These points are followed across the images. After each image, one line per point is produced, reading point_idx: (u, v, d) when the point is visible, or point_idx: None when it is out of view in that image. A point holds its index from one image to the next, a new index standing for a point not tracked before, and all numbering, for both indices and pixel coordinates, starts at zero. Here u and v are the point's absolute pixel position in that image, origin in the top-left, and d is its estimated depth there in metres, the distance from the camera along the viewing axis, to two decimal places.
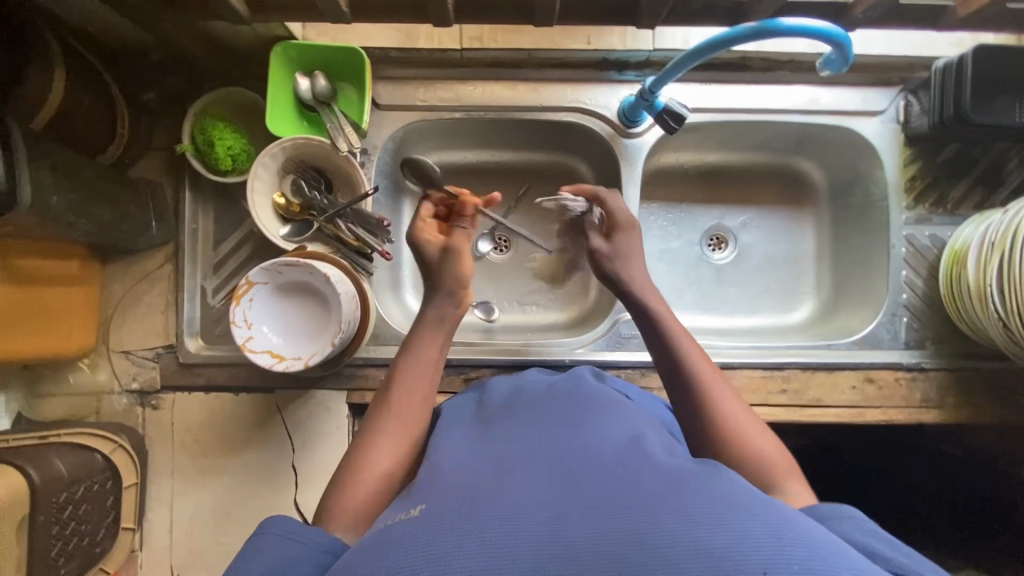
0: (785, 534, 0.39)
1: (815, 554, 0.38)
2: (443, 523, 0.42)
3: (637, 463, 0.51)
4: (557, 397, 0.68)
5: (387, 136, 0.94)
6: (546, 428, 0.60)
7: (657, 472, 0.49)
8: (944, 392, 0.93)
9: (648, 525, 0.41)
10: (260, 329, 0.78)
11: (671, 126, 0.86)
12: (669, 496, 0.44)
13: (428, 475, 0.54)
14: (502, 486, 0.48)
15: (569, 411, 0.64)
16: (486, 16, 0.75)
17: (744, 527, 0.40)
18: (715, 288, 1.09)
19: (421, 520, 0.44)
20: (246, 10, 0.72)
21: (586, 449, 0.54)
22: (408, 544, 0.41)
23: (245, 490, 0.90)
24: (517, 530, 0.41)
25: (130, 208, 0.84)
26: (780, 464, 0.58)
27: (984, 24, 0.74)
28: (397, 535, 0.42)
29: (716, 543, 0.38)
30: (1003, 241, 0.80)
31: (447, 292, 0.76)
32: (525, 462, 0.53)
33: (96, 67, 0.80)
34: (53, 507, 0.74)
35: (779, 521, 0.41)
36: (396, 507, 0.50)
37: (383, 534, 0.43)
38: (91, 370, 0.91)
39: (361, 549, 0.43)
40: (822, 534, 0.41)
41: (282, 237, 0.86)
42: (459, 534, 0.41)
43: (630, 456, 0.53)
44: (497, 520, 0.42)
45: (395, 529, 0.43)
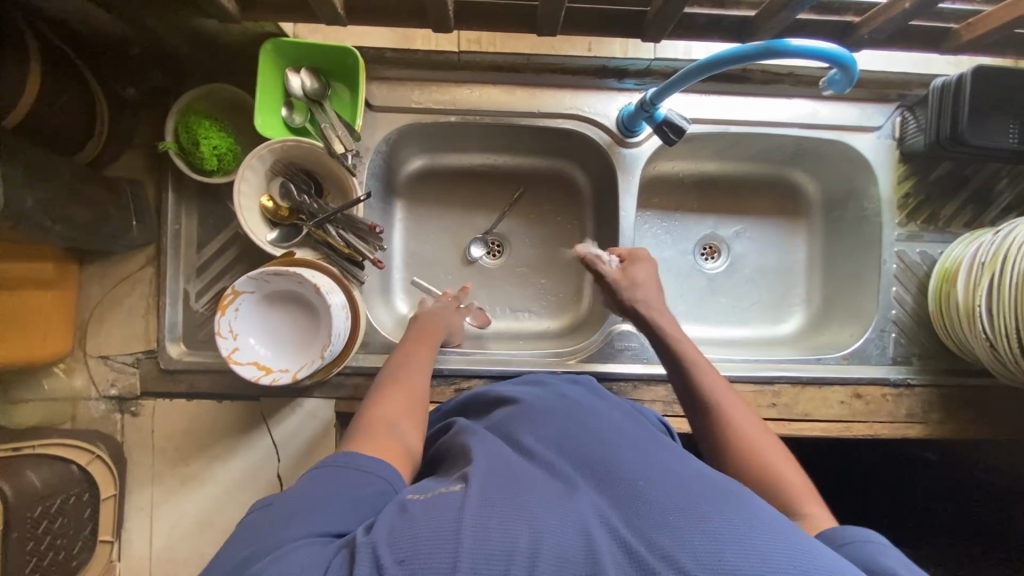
0: (810, 561, 0.38)
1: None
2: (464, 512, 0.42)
3: (655, 468, 0.50)
4: (569, 399, 0.66)
5: (381, 138, 0.91)
6: (580, 421, 0.60)
7: (675, 477, 0.48)
8: (929, 408, 0.95)
9: (671, 538, 0.40)
10: (247, 340, 0.76)
11: (670, 138, 0.85)
12: (692, 503, 0.44)
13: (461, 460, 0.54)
14: (523, 484, 0.47)
15: (584, 412, 0.62)
16: (486, 23, 0.73)
17: (769, 549, 0.39)
18: (707, 298, 1.09)
19: (455, 498, 0.44)
20: (236, 8, 0.69)
21: (619, 446, 0.54)
22: (438, 521, 0.41)
23: (229, 500, 0.88)
24: (540, 533, 0.40)
25: (109, 209, 0.80)
26: (802, 488, 0.59)
27: (986, 49, 0.74)
28: (430, 510, 0.43)
29: (741, 560, 0.38)
30: (993, 263, 0.81)
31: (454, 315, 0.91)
32: (544, 461, 0.52)
33: (74, 61, 0.76)
34: (27, 522, 0.73)
35: (798, 542, 0.40)
36: (427, 484, 0.50)
37: (416, 507, 0.44)
38: (67, 375, 0.88)
39: (391, 518, 0.43)
40: (845, 566, 0.39)
41: (270, 241, 0.83)
42: (491, 514, 0.41)
43: (647, 460, 0.52)
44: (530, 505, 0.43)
45: (427, 505, 0.44)
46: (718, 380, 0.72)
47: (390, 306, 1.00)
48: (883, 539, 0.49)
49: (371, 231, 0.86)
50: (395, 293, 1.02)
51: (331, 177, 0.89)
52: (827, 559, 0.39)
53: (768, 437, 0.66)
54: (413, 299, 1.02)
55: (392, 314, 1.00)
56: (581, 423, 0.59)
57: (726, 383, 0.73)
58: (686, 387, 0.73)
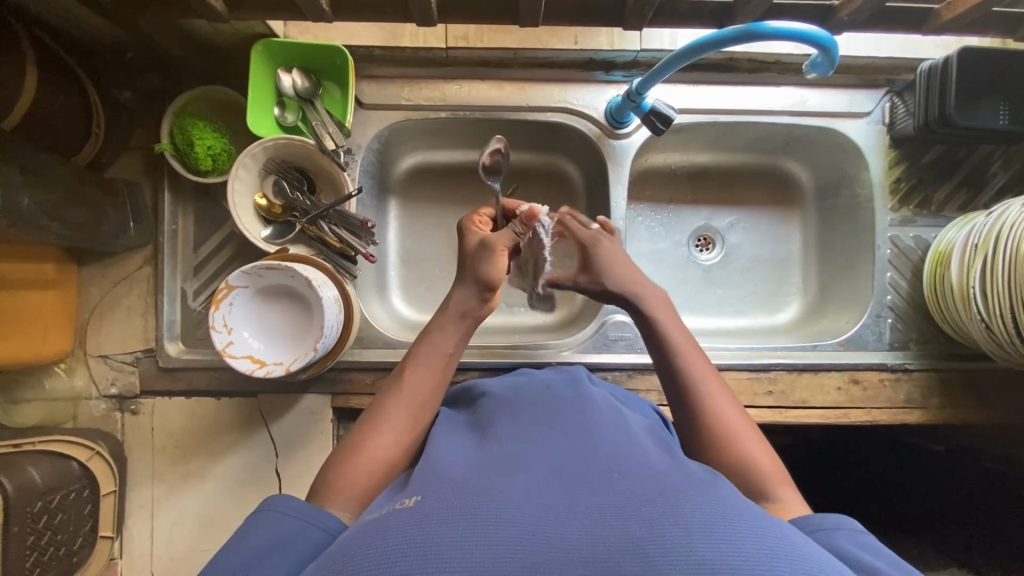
0: (780, 550, 0.38)
1: (808, 569, 0.37)
2: (438, 517, 0.41)
3: (634, 466, 0.50)
4: (551, 397, 0.66)
5: (372, 136, 0.92)
6: (544, 425, 0.59)
7: (652, 476, 0.48)
8: (928, 392, 0.94)
9: (646, 533, 0.40)
10: (241, 333, 0.76)
11: (658, 127, 0.86)
12: (667, 499, 0.44)
13: (423, 469, 0.52)
14: (499, 483, 0.46)
15: (566, 410, 0.62)
16: (470, 15, 0.74)
17: (740, 540, 0.39)
18: (702, 289, 1.09)
19: (416, 509, 0.43)
20: (224, 7, 0.71)
21: (580, 447, 0.53)
22: (400, 535, 0.40)
23: (228, 495, 0.89)
24: (516, 536, 0.40)
25: (107, 210, 0.82)
26: (775, 472, 0.57)
27: (968, 27, 0.74)
28: (401, 517, 0.42)
29: (713, 551, 0.38)
30: (986, 244, 0.81)
31: (469, 284, 0.74)
32: (523, 461, 0.51)
33: (70, 65, 0.78)
34: (28, 517, 0.74)
35: (770, 533, 0.40)
36: (389, 501, 0.49)
37: (374, 526, 0.42)
38: (68, 375, 0.89)
39: (368, 529, 0.42)
40: (814, 549, 0.40)
41: (263, 239, 0.85)
42: (455, 526, 0.40)
43: (627, 459, 0.52)
44: (492, 516, 0.41)
45: (389, 519, 0.42)
46: (696, 353, 0.68)
47: (385, 302, 1.01)
48: (854, 523, 0.49)
49: (363, 225, 0.87)
50: (390, 290, 1.02)
51: (323, 175, 0.90)
52: (795, 543, 0.40)
53: (740, 413, 0.63)
54: (408, 295, 1.03)
55: (387, 310, 1.00)
56: (544, 425, 0.59)
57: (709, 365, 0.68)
58: (664, 361, 0.68)
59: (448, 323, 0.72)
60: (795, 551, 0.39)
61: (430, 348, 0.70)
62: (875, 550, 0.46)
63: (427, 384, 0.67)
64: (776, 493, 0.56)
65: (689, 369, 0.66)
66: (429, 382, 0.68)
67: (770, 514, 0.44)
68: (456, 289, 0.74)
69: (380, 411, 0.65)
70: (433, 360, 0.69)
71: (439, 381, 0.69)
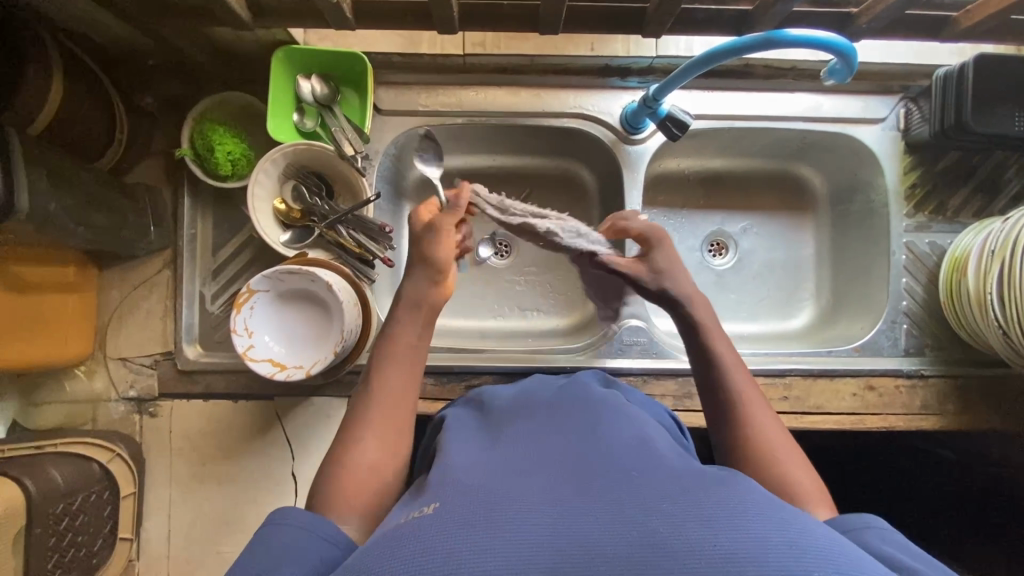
0: (803, 543, 0.38)
1: (831, 561, 0.37)
2: (458, 522, 0.41)
3: (650, 465, 0.50)
4: (565, 401, 0.66)
5: (389, 141, 0.93)
6: (554, 427, 0.59)
7: (668, 474, 0.48)
8: (944, 399, 0.94)
9: (666, 529, 0.40)
10: (261, 337, 0.77)
11: (674, 133, 0.86)
12: (685, 495, 0.43)
13: (440, 475, 0.53)
14: (517, 486, 0.47)
15: (580, 413, 0.62)
16: (490, 23, 0.75)
17: (761, 532, 0.39)
18: (715, 294, 1.09)
19: (434, 515, 0.43)
20: (248, 15, 0.72)
21: (595, 446, 0.53)
22: (419, 542, 0.40)
23: (245, 498, 0.89)
24: (534, 538, 0.40)
25: (128, 214, 0.83)
26: (812, 487, 0.56)
27: (987, 34, 0.75)
28: (423, 522, 0.42)
29: (735, 546, 0.37)
30: (1003, 250, 0.81)
31: (423, 272, 0.73)
32: (539, 463, 0.51)
33: (94, 72, 0.79)
34: (50, 519, 0.74)
35: (791, 525, 0.40)
36: (409, 507, 0.49)
37: (396, 532, 0.42)
38: (88, 377, 0.90)
39: (389, 535, 0.43)
40: (837, 541, 0.40)
41: (282, 243, 0.86)
42: (472, 532, 0.40)
43: (641, 458, 0.51)
44: (509, 519, 0.41)
45: (408, 526, 0.43)
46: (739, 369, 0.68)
47: None
48: (883, 522, 0.49)
49: (381, 231, 0.87)
50: None
51: (341, 180, 0.91)
52: (817, 535, 0.39)
53: (780, 430, 0.62)
54: None
55: None
56: (557, 428, 0.59)
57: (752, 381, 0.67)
58: (708, 376, 0.68)
59: (410, 318, 0.71)
60: (818, 544, 0.38)
61: (397, 347, 0.69)
62: (904, 546, 0.46)
63: (399, 382, 0.67)
64: (812, 507, 0.54)
65: (733, 384, 0.66)
66: (399, 381, 0.67)
67: (790, 505, 0.44)
68: (408, 280, 0.73)
69: (359, 416, 0.64)
70: (401, 355, 0.69)
71: (411, 380, 0.68)
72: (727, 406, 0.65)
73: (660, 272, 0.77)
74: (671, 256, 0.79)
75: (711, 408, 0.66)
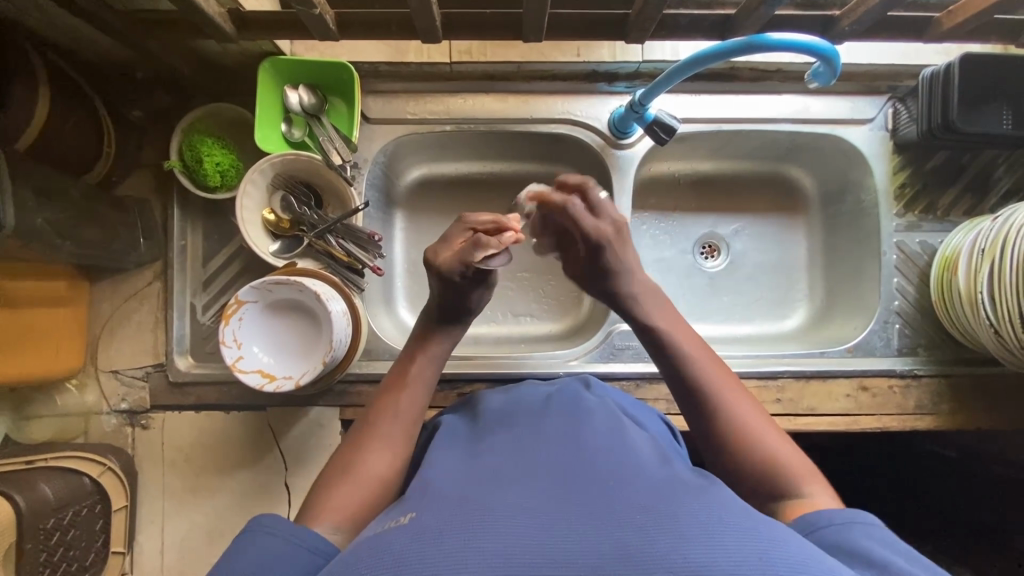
0: (773, 554, 0.37)
1: (799, 571, 0.36)
2: (429, 530, 0.41)
3: (629, 476, 0.49)
4: (551, 410, 0.66)
5: (378, 149, 0.93)
6: (535, 438, 0.59)
7: (645, 485, 0.48)
8: (938, 399, 0.93)
9: (637, 540, 0.39)
10: (251, 348, 0.77)
11: (661, 137, 0.87)
12: (660, 507, 0.43)
13: (420, 487, 0.52)
14: (493, 497, 0.46)
15: (564, 423, 0.62)
16: (475, 32, 0.75)
17: (729, 544, 0.38)
18: (707, 296, 1.09)
19: (409, 527, 0.43)
20: (232, 27, 0.72)
21: (577, 459, 0.53)
22: (392, 549, 0.39)
23: (238, 508, 0.89)
24: (504, 546, 0.39)
25: (117, 226, 0.83)
26: (803, 467, 0.57)
27: (970, 35, 0.75)
28: (393, 534, 0.42)
29: (705, 557, 0.37)
30: (993, 249, 0.81)
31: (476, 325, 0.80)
32: (519, 474, 0.51)
33: (81, 85, 0.79)
34: (40, 534, 0.74)
35: (764, 537, 0.39)
36: (388, 515, 0.49)
37: (370, 541, 0.42)
38: (80, 390, 0.90)
39: (361, 545, 0.42)
40: (807, 551, 0.39)
41: (271, 253, 0.86)
42: (447, 537, 0.40)
43: (621, 467, 0.51)
44: (483, 528, 0.41)
45: (386, 534, 0.43)
46: (698, 348, 0.69)
47: (392, 315, 1.01)
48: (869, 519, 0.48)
49: (370, 239, 0.88)
50: (397, 302, 1.03)
51: (329, 188, 0.91)
52: (789, 545, 0.39)
53: (758, 413, 0.63)
54: (415, 307, 1.04)
55: (394, 322, 1.01)
56: (537, 438, 0.59)
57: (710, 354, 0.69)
58: (675, 376, 0.67)
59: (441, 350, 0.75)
60: (789, 555, 0.38)
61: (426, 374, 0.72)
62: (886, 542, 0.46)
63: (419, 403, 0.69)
64: (806, 491, 0.55)
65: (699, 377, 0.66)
66: (417, 404, 0.68)
67: (764, 515, 0.43)
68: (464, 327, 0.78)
69: (374, 429, 0.65)
70: (423, 385, 0.71)
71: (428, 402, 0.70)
72: (698, 404, 0.65)
73: (614, 275, 0.76)
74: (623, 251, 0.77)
75: (688, 411, 0.66)
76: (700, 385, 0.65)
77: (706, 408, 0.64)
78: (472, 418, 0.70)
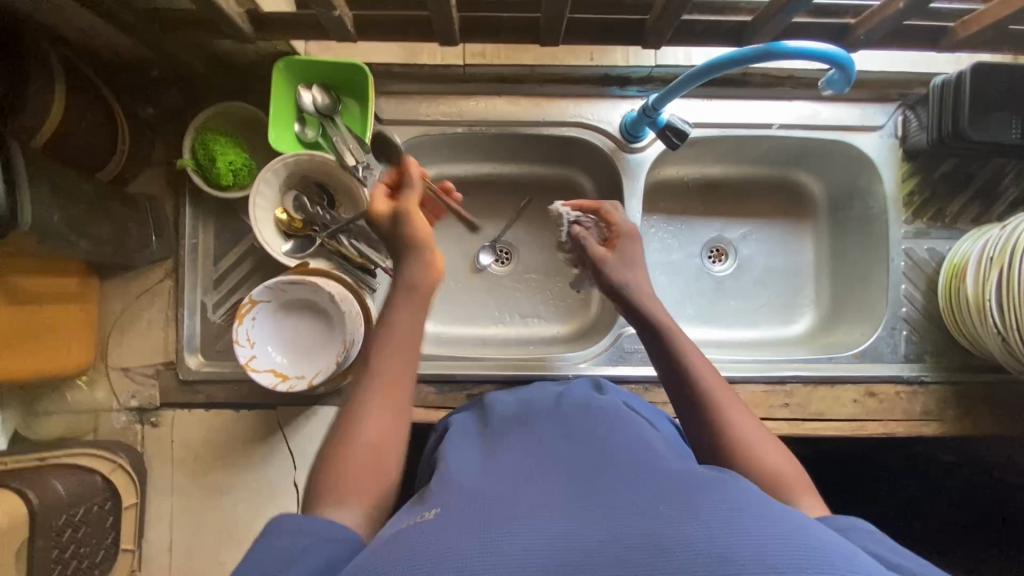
0: (798, 541, 0.38)
1: (826, 558, 0.36)
2: (456, 525, 0.42)
3: (649, 470, 0.50)
4: (565, 408, 0.66)
5: (390, 150, 0.94)
6: (552, 434, 0.59)
7: (666, 477, 0.48)
8: (944, 405, 0.94)
9: (664, 529, 0.40)
10: (263, 348, 0.77)
11: (673, 142, 0.87)
12: (684, 498, 0.43)
13: (441, 482, 0.52)
14: (516, 493, 0.47)
15: (580, 421, 0.62)
16: (492, 36, 0.76)
17: (755, 531, 0.38)
18: (715, 301, 1.09)
19: (435, 522, 0.43)
20: (250, 28, 0.72)
21: (596, 454, 0.53)
22: (419, 546, 0.39)
23: (246, 507, 0.89)
24: (533, 542, 0.40)
25: (130, 224, 0.83)
26: (797, 481, 0.56)
27: (983, 44, 0.75)
28: (418, 530, 0.42)
29: (732, 545, 0.37)
30: (1002, 256, 0.81)
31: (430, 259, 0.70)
32: (540, 470, 0.51)
33: (96, 83, 0.79)
34: (52, 531, 0.74)
35: (789, 525, 0.40)
36: (412, 510, 0.49)
37: (397, 535, 0.42)
38: (90, 387, 0.90)
39: (385, 541, 0.42)
40: (830, 537, 0.40)
41: (285, 253, 0.86)
42: (475, 537, 0.40)
43: (640, 462, 0.52)
44: (509, 524, 0.41)
45: (412, 530, 0.42)
46: (696, 353, 0.67)
47: None
48: (870, 525, 0.48)
49: (383, 240, 0.89)
50: None
51: (342, 189, 0.91)
52: (812, 533, 0.39)
53: (755, 423, 0.61)
54: (424, 308, 1.04)
55: None
56: (556, 436, 0.58)
57: (706, 360, 0.67)
58: (674, 378, 0.66)
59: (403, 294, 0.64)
60: (814, 541, 0.38)
61: (407, 326, 0.62)
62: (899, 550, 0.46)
63: (399, 356, 0.61)
64: (801, 504, 0.54)
65: (700, 380, 0.64)
66: (401, 363, 0.61)
67: (787, 507, 0.44)
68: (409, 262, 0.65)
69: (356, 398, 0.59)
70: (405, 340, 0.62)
71: (413, 353, 0.62)
72: (697, 411, 0.63)
73: (626, 266, 0.77)
74: (635, 248, 0.79)
75: (686, 416, 0.64)
76: (700, 389, 0.64)
77: (705, 413, 0.62)
78: (487, 417, 0.70)
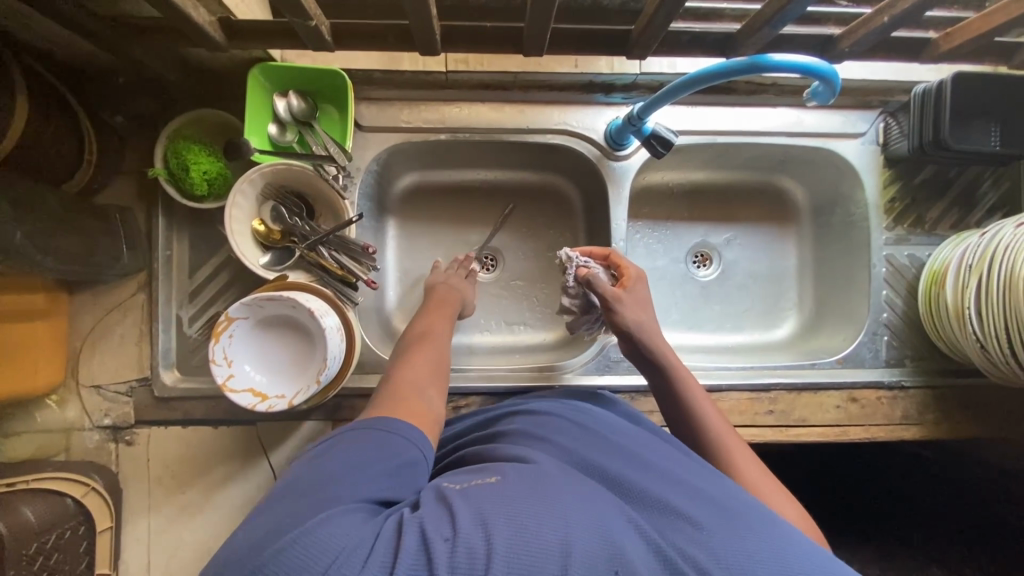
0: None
1: None
2: (520, 492, 0.45)
3: (686, 479, 0.54)
4: (598, 408, 0.70)
5: (371, 158, 0.92)
6: (590, 428, 0.62)
7: (702, 491, 0.52)
8: (924, 409, 0.95)
9: (703, 553, 0.44)
10: (242, 366, 0.75)
11: (658, 151, 0.86)
12: (726, 520, 0.47)
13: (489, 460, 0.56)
14: (568, 474, 0.50)
15: (615, 423, 0.65)
16: (475, 46, 0.74)
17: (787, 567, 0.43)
18: (700, 307, 1.09)
19: (497, 486, 0.46)
20: (222, 36, 0.70)
21: (636, 456, 0.57)
22: (481, 513, 0.42)
23: (227, 525, 0.87)
24: (592, 519, 0.43)
25: (99, 237, 0.80)
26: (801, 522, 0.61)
27: (963, 57, 0.76)
28: (480, 494, 0.45)
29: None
30: (980, 265, 0.82)
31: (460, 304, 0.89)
32: (583, 462, 0.55)
33: (61, 91, 0.76)
34: (22, 559, 0.74)
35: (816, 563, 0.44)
36: (466, 473, 0.52)
37: (460, 494, 0.46)
38: (60, 406, 0.87)
39: (445, 499, 0.46)
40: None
41: (263, 265, 0.83)
42: (534, 504, 0.43)
43: (675, 469, 0.55)
44: (570, 500, 0.45)
45: (465, 494, 0.46)
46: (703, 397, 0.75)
47: (385, 325, 0.99)
48: None
49: (365, 251, 0.86)
50: (390, 312, 1.01)
51: (321, 198, 0.89)
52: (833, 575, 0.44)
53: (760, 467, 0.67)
54: (409, 317, 1.02)
55: (388, 333, 0.99)
56: (579, 427, 0.62)
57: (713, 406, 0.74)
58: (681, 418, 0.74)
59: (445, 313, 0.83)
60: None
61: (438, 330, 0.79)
62: None
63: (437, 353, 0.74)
64: None
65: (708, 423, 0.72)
66: (439, 354, 0.74)
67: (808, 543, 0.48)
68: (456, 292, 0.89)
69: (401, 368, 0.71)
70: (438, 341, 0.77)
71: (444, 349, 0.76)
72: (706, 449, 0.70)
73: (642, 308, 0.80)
74: (643, 298, 0.81)
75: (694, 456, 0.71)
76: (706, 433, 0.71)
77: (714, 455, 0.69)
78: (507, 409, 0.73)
